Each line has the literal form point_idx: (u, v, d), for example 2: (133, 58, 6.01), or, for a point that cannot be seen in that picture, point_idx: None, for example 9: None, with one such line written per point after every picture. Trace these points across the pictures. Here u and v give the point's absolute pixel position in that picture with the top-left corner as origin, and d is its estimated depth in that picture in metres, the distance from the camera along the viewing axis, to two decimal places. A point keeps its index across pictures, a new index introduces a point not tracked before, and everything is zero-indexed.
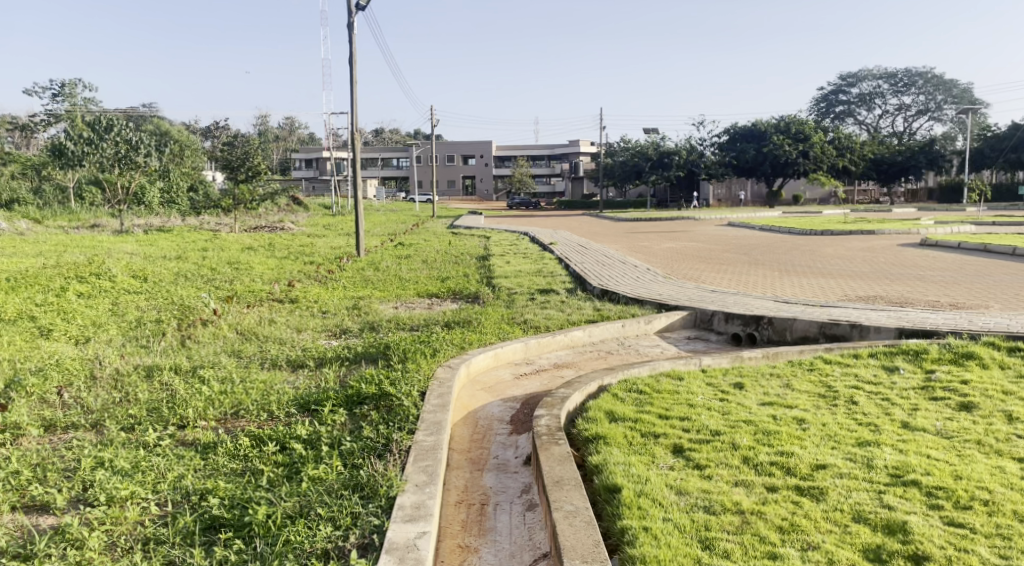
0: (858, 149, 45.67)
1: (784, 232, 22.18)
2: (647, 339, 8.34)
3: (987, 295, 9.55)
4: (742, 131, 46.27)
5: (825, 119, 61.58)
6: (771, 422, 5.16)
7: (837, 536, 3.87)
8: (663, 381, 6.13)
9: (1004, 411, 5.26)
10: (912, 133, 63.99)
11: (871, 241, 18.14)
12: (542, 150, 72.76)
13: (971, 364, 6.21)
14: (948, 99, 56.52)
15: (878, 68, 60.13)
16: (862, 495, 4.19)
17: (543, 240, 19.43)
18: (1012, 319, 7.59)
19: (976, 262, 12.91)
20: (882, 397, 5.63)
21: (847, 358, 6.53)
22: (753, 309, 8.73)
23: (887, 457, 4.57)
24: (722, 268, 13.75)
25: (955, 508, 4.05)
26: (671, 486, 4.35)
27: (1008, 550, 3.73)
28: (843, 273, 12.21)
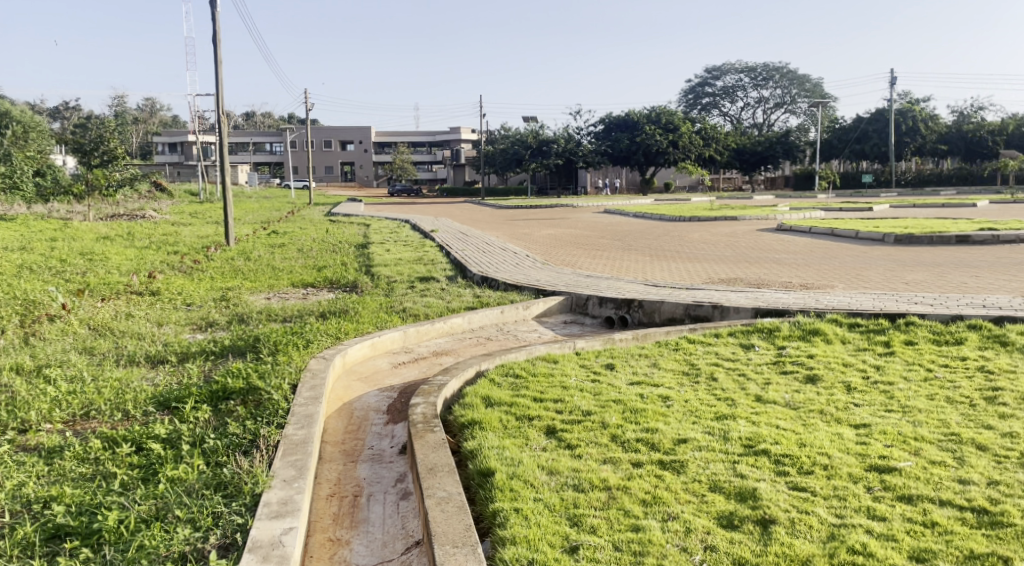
0: (723, 139, 47.81)
1: (654, 218, 22.89)
2: (525, 324, 8.43)
3: (834, 276, 10.17)
4: (617, 120, 47.46)
5: (692, 111, 64.10)
6: (639, 400, 5.33)
7: (694, 505, 4.02)
8: (539, 365, 6.22)
9: (845, 382, 5.61)
10: (771, 124, 67.59)
11: (733, 226, 18.93)
12: (420, 136, 72.33)
13: (816, 340, 6.59)
14: (801, 93, 60.01)
15: (739, 62, 63.07)
16: (718, 465, 4.37)
17: (423, 227, 19.36)
18: (853, 297, 8.15)
19: (824, 245, 13.77)
20: (739, 373, 5.91)
21: (709, 337, 6.81)
22: (625, 293, 8.96)
23: (741, 429, 4.80)
24: (597, 253, 14.07)
25: (799, 473, 4.28)
26: (544, 467, 4.42)
27: (843, 509, 3.95)
28: (706, 258, 12.74)
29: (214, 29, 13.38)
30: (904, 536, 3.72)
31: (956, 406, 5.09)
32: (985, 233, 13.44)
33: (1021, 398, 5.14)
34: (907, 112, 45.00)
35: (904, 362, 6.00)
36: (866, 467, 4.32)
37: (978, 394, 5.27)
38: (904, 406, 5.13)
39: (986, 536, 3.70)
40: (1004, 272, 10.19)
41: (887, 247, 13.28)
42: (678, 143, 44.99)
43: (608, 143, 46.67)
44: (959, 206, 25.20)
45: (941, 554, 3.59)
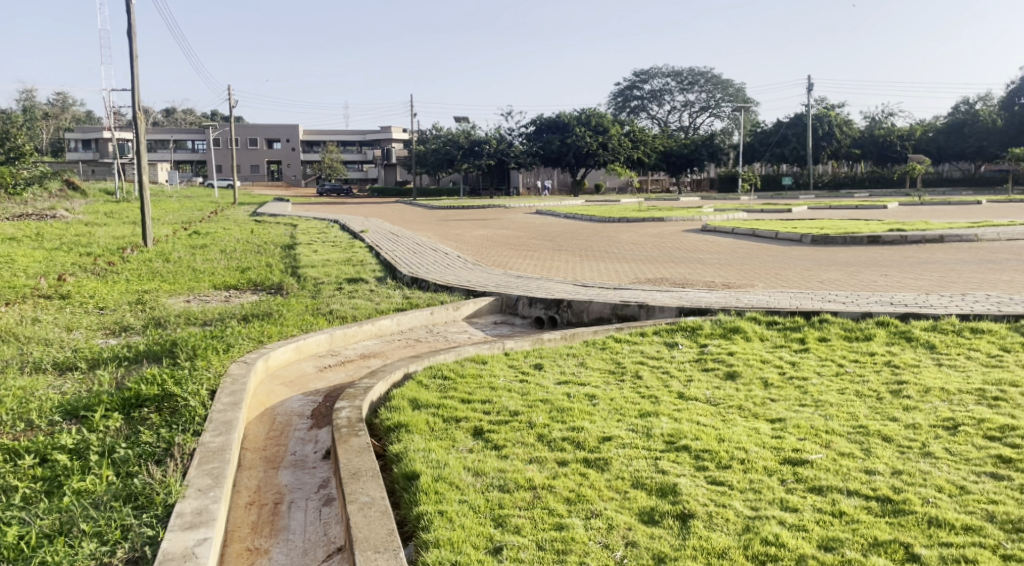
0: (651, 141, 48.68)
1: (584, 219, 23.14)
2: (455, 325, 8.40)
3: (754, 275, 10.43)
4: (548, 122, 47.76)
5: (621, 113, 65.00)
6: (565, 399, 5.37)
7: (616, 502, 4.07)
8: (467, 366, 6.19)
9: (762, 378, 5.76)
10: (697, 128, 69.05)
11: (661, 227, 19.25)
12: (350, 135, 71.54)
13: (737, 337, 6.75)
14: (725, 98, 61.49)
15: (666, 67, 64.27)
16: (641, 462, 4.43)
17: (352, 228, 19.13)
18: (772, 295, 8.38)
19: (747, 245, 14.12)
20: (663, 370, 6.00)
21: (635, 336, 6.90)
22: (554, 293, 9.02)
23: (663, 425, 4.87)
24: (528, 254, 14.12)
25: (717, 467, 4.37)
26: (470, 468, 4.41)
27: (758, 502, 4.04)
28: (634, 258, 12.91)
29: (129, 23, 12.96)
30: (814, 526, 3.80)
31: (865, 399, 5.28)
32: (895, 234, 13.97)
33: (923, 390, 5.36)
34: (824, 117, 46.53)
35: (818, 358, 6.20)
36: (780, 460, 4.42)
37: (885, 387, 5.48)
38: (817, 400, 5.29)
39: (889, 523, 3.79)
40: (912, 271, 10.62)
41: (805, 247, 13.69)
42: (608, 144, 45.63)
43: (539, 145, 46.97)
44: (873, 208, 26.20)
45: (847, 542, 3.68)
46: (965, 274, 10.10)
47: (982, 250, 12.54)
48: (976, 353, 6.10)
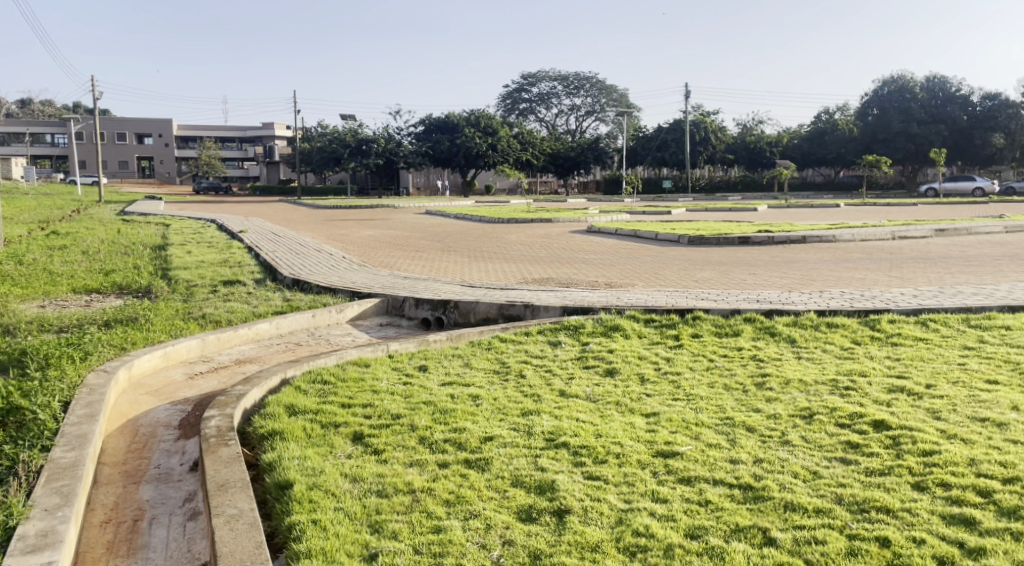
0: (538, 144, 50.11)
1: (473, 220, 23.18)
2: (338, 327, 8.21)
3: (635, 275, 10.68)
4: (438, 123, 47.64)
5: (509, 115, 65.67)
6: (448, 400, 5.33)
7: (496, 502, 4.04)
8: (349, 369, 6.06)
9: (640, 373, 5.90)
10: (583, 132, 70.64)
11: (547, 228, 19.54)
12: (230, 131, 69.50)
13: (617, 335, 6.88)
14: (610, 103, 63.04)
15: (553, 71, 65.43)
16: (521, 460, 4.43)
17: (230, 228, 18.45)
18: (652, 294, 8.60)
19: (629, 246, 14.47)
20: (546, 369, 6.06)
21: (520, 336, 6.93)
22: (441, 294, 8.94)
23: (544, 423, 4.90)
24: (416, 254, 13.99)
25: (595, 463, 4.40)
26: (347, 475, 4.31)
27: (631, 494, 4.08)
28: (521, 259, 12.98)
29: None
30: (683, 515, 3.86)
31: (733, 392, 5.48)
32: (764, 235, 14.62)
33: (784, 382, 5.62)
34: (699, 123, 48.46)
35: (691, 354, 6.39)
36: (653, 453, 4.50)
37: (750, 380, 5.71)
38: (689, 394, 5.46)
39: (749, 509, 3.88)
40: (778, 270, 11.13)
41: (682, 247, 14.16)
42: (496, 146, 46.43)
43: (428, 145, 46.77)
44: (744, 211, 27.44)
45: (713, 528, 3.74)
46: (825, 273, 10.67)
47: (840, 250, 13.31)
48: (832, 346, 6.44)
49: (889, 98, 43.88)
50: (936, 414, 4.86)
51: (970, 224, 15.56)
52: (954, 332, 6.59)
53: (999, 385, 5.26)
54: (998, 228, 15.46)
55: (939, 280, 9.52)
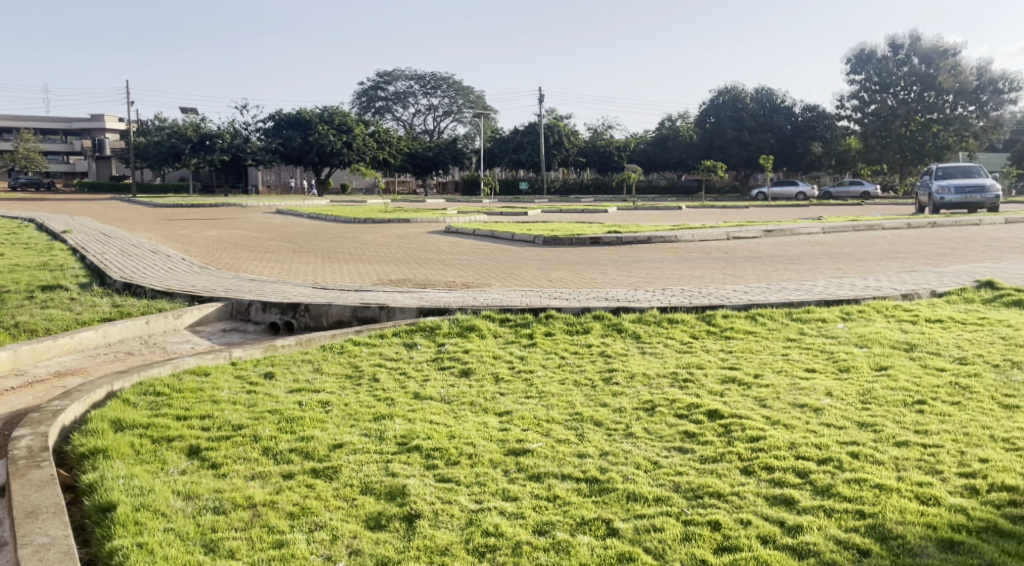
0: (395, 143, 49.56)
1: (327, 219, 22.65)
2: (176, 334, 7.78)
3: (491, 275, 10.75)
4: (288, 118, 46.30)
5: (365, 113, 64.74)
6: (295, 408, 5.14)
7: (343, 511, 3.90)
8: (186, 379, 5.73)
9: (494, 373, 5.92)
10: (441, 132, 70.69)
11: (405, 228, 19.39)
12: (58, 122, 64.79)
13: (472, 335, 6.87)
14: (467, 103, 63.39)
15: (409, 70, 65.07)
16: (371, 467, 4.33)
17: (55, 227, 17.13)
18: (507, 294, 8.66)
19: (485, 246, 14.56)
20: (400, 372, 5.97)
21: (374, 338, 6.79)
22: (291, 297, 8.64)
23: (396, 427, 4.81)
24: (264, 255, 13.50)
25: (447, 465, 4.34)
26: (180, 492, 4.06)
27: (483, 494, 4.04)
28: (377, 259, 12.79)
29: None
30: (533, 512, 3.86)
31: (582, 388, 5.60)
32: (613, 235, 15.09)
33: (631, 377, 5.79)
34: (553, 127, 49.80)
35: (544, 352, 6.48)
36: (505, 451, 4.50)
37: (598, 375, 5.86)
38: (541, 391, 5.52)
39: (595, 502, 3.94)
40: (626, 268, 11.53)
41: (537, 247, 14.39)
42: (352, 145, 45.66)
43: (278, 141, 45.51)
44: (596, 212, 28.28)
45: (562, 524, 3.76)
46: (669, 272, 11.12)
47: (682, 249, 13.90)
48: (673, 341, 6.71)
49: (723, 108, 46.05)
50: (764, 403, 5.14)
51: (797, 226, 16.70)
52: (779, 325, 7.03)
53: (816, 372, 5.66)
54: (818, 229, 16.67)
55: (769, 278, 10.14)
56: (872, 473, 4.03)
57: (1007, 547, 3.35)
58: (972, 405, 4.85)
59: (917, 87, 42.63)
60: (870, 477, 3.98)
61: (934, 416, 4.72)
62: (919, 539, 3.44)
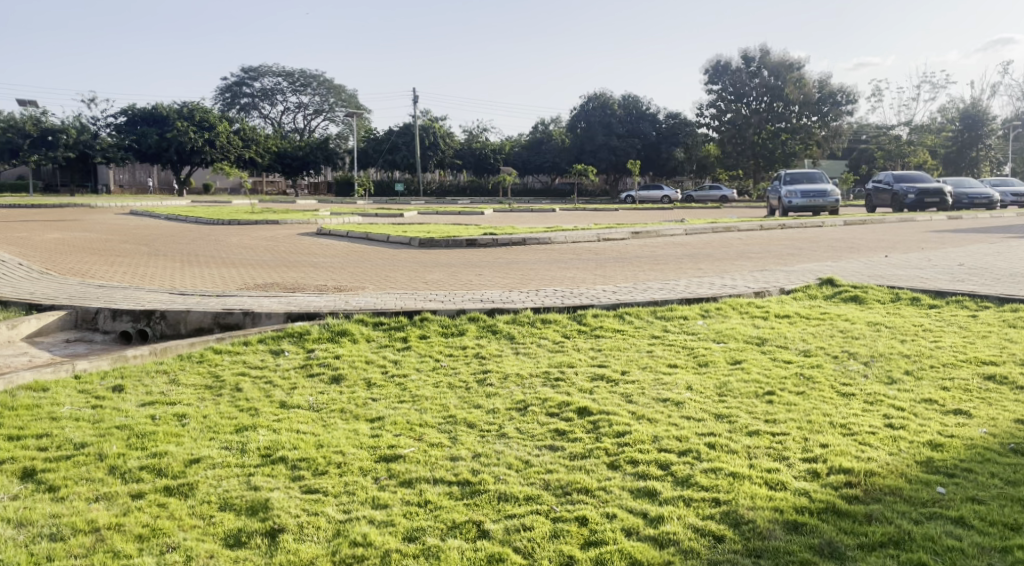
0: (262, 141, 48.17)
1: (189, 221, 21.72)
2: (11, 347, 7.26)
3: (364, 278, 10.60)
4: (143, 114, 44.75)
5: (231, 110, 62.54)
6: (148, 422, 4.91)
7: (199, 530, 3.75)
8: (21, 396, 5.35)
9: (365, 379, 5.83)
10: (312, 131, 69.23)
11: (273, 230, 18.85)
12: None
13: (343, 340, 6.75)
14: (339, 102, 62.38)
15: (278, 66, 63.36)
16: (232, 482, 4.18)
17: None
18: (379, 297, 8.55)
19: (357, 248, 14.34)
20: (265, 380, 5.79)
21: (237, 346, 6.55)
22: (145, 304, 8.21)
23: (259, 439, 4.67)
24: (116, 259, 12.79)
25: (313, 475, 4.25)
26: (13, 520, 3.80)
27: (350, 504, 3.98)
28: (243, 263, 12.37)
29: None
30: (402, 519, 3.82)
31: (455, 390, 5.60)
32: (488, 236, 15.20)
33: (504, 377, 5.85)
34: (428, 128, 49.78)
35: (418, 355, 6.45)
36: (375, 458, 4.44)
37: (472, 377, 5.88)
38: (413, 395, 5.49)
39: (466, 505, 3.95)
40: (500, 270, 11.63)
41: (411, 249, 14.31)
42: (215, 143, 44.02)
43: (132, 138, 43.23)
44: (472, 213, 28.43)
45: (431, 530, 3.74)
46: (542, 273, 11.31)
47: (553, 251, 14.16)
48: (546, 340, 6.82)
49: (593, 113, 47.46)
50: (630, 398, 5.31)
51: (663, 228, 17.32)
52: (645, 323, 7.27)
53: (678, 368, 5.90)
54: (680, 231, 17.36)
55: (636, 278, 10.47)
56: (726, 462, 4.24)
57: (844, 524, 3.59)
58: (814, 394, 5.19)
59: (768, 97, 44.95)
60: (724, 466, 4.18)
61: (782, 405, 5.01)
62: (767, 523, 3.64)
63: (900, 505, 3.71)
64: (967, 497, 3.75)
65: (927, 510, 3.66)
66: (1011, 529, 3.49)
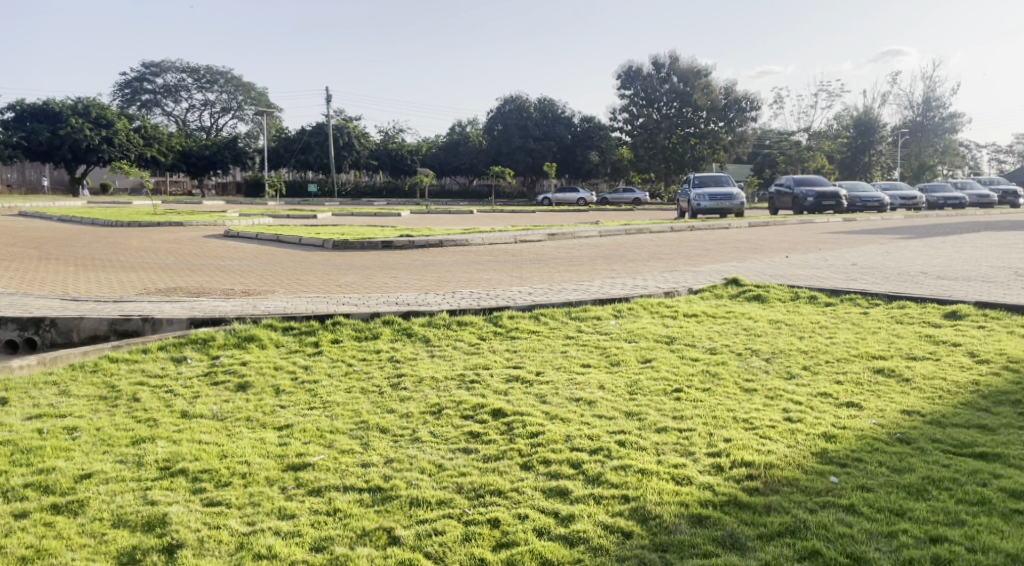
0: (165, 139, 46.62)
1: (85, 223, 20.80)
2: None
3: (274, 281, 10.35)
4: (33, 110, 42.57)
5: (132, 107, 60.29)
6: (37, 437, 4.67)
7: (90, 549, 3.59)
8: None
9: (274, 385, 5.69)
10: (219, 129, 67.38)
11: (177, 232, 18.24)
12: None
13: (250, 346, 6.56)
14: (247, 100, 60.90)
15: (182, 62, 61.44)
16: (127, 496, 4.01)
17: None
18: (288, 301, 8.36)
19: (267, 251, 14.01)
20: (165, 390, 5.58)
21: (135, 354, 6.29)
22: (35, 311, 7.81)
23: (158, 451, 4.50)
24: (5, 264, 12.14)
25: (216, 487, 4.12)
26: None
27: (255, 515, 3.86)
28: (145, 266, 11.91)
29: None
30: (309, 529, 3.73)
31: (368, 395, 5.52)
32: (403, 238, 15.06)
33: (417, 381, 5.79)
34: (342, 128, 49.09)
35: (328, 360, 6.33)
36: (282, 467, 4.33)
37: (385, 382, 5.79)
38: (324, 401, 5.38)
39: (376, 512, 3.89)
40: (415, 272, 11.53)
41: (324, 251, 14.06)
42: (113, 140, 42.38)
43: (21, 135, 41.05)
44: (386, 215, 28.14)
45: (339, 539, 3.67)
46: (458, 275, 11.27)
47: (469, 253, 14.13)
48: (461, 343, 6.79)
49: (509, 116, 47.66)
50: (543, 399, 5.33)
51: (577, 229, 17.50)
52: (559, 324, 7.31)
53: (591, 367, 5.95)
54: (595, 233, 17.57)
55: (551, 279, 10.54)
56: (636, 459, 4.29)
57: (746, 516, 3.68)
58: (720, 390, 5.31)
59: (677, 103, 46.27)
60: (633, 463, 4.23)
61: (689, 402, 5.11)
62: (673, 518, 3.70)
63: (797, 496, 3.82)
64: (858, 485, 3.90)
65: (821, 500, 3.78)
66: (897, 514, 3.64)
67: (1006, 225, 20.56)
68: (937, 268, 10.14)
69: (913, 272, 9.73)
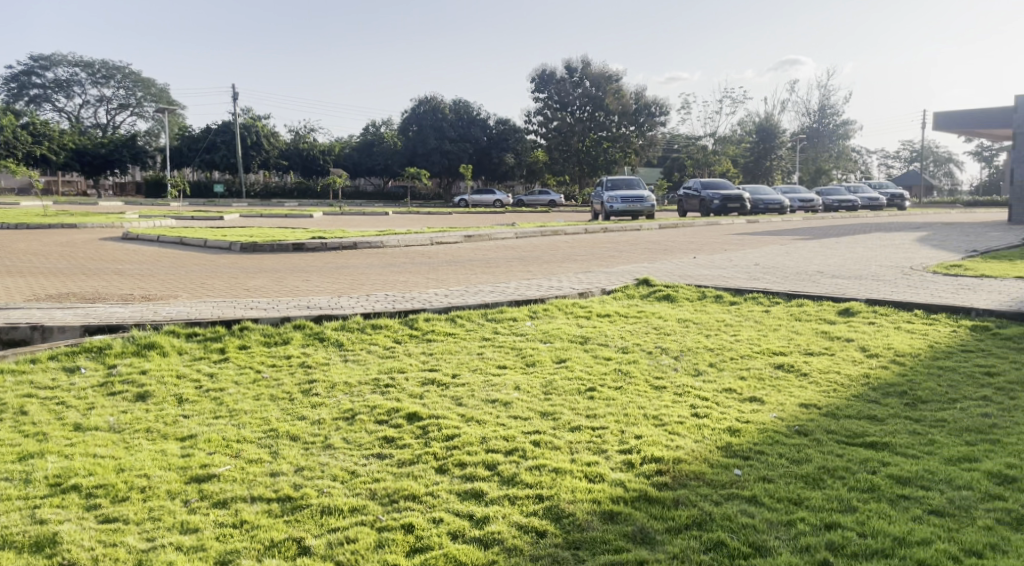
0: (55, 136, 44.57)
1: None
2: None
3: (177, 286, 10.00)
4: None
5: (20, 102, 57.44)
6: None
7: None
8: None
9: (176, 394, 5.49)
10: (117, 126, 64.87)
11: (72, 234, 17.44)
12: None
13: (151, 354, 6.32)
14: (147, 96, 58.80)
15: (75, 57, 58.88)
16: (13, 516, 3.80)
17: None
18: (192, 306, 8.08)
19: (170, 254, 13.54)
20: (57, 402, 5.32)
21: (22, 365, 5.97)
22: None
23: (48, 467, 4.28)
24: None
25: (113, 502, 3.94)
26: None
27: (155, 531, 3.71)
28: (36, 271, 11.34)
29: None
30: (213, 543, 3.61)
31: (278, 402, 5.38)
32: (315, 240, 14.78)
33: (329, 386, 5.67)
34: (250, 127, 47.92)
35: (236, 367, 6.15)
36: (185, 479, 4.18)
37: (296, 388, 5.66)
38: (231, 410, 5.22)
39: (286, 522, 3.79)
40: (328, 275, 11.33)
41: (231, 254, 13.68)
42: None
43: None
44: (297, 216, 27.60)
45: (244, 551, 3.55)
46: (371, 277, 11.12)
47: (384, 255, 13.97)
48: (376, 347, 6.69)
49: (424, 118, 47.44)
50: (459, 401, 5.30)
51: (493, 231, 17.52)
52: (475, 326, 7.29)
53: (506, 369, 5.95)
54: (511, 234, 17.62)
55: (466, 281, 10.52)
56: (550, 458, 4.31)
57: (655, 511, 3.73)
58: (632, 388, 5.39)
59: (590, 107, 46.77)
60: (547, 462, 4.25)
61: (602, 401, 5.17)
62: (585, 515, 3.72)
63: (703, 489, 3.90)
64: (760, 476, 4.01)
65: (725, 492, 3.87)
66: (796, 503, 3.75)
67: (898, 225, 21.58)
68: (834, 267, 10.55)
69: (812, 272, 10.08)
